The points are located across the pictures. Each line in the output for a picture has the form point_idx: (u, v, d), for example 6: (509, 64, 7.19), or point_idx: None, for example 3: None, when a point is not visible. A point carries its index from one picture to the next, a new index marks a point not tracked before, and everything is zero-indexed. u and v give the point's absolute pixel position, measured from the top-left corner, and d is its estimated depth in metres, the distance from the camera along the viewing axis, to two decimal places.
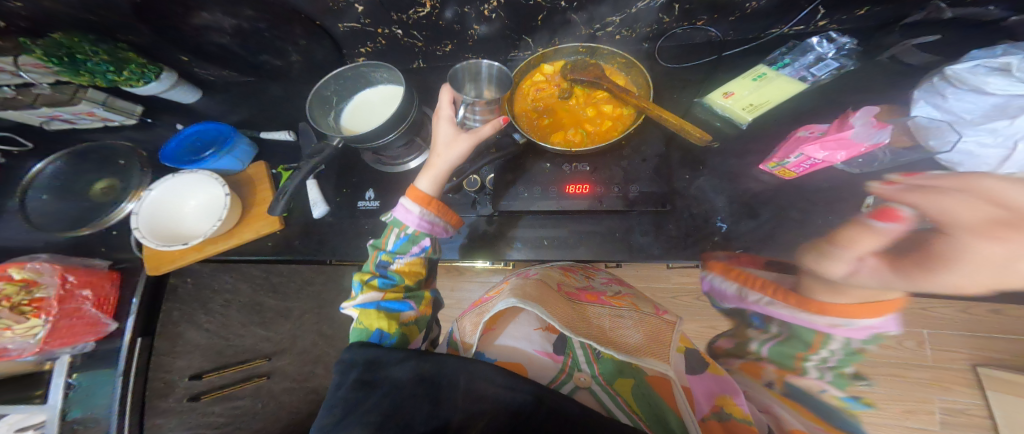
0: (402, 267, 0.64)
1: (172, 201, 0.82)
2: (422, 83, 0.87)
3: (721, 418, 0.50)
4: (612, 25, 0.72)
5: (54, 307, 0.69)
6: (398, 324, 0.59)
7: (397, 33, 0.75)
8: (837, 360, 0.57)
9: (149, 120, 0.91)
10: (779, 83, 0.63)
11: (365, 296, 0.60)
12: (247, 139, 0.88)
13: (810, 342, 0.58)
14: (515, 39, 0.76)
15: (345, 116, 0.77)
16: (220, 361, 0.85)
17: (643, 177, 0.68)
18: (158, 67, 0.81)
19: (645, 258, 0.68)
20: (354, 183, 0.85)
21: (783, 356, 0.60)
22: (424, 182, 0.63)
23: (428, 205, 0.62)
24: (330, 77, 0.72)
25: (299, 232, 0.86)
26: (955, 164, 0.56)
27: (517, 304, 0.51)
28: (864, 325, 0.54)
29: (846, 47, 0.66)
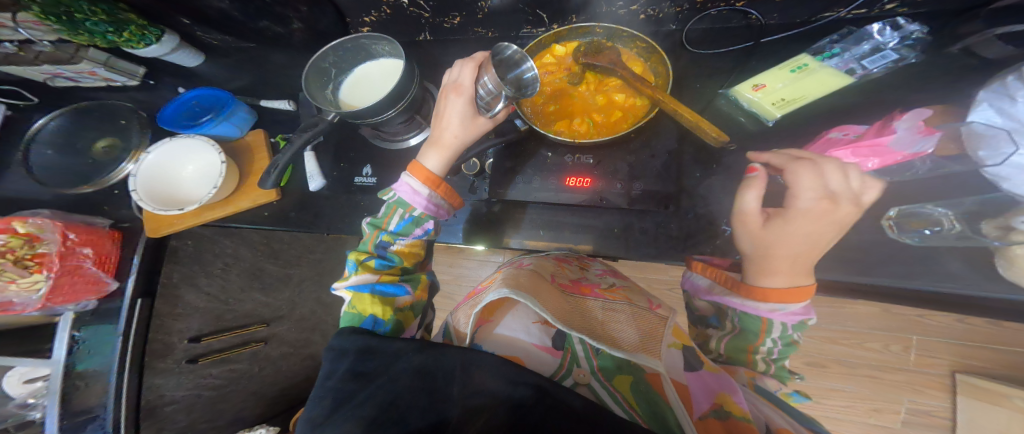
0: (403, 248, 0.63)
1: (170, 165, 0.79)
2: (427, 57, 0.83)
3: (721, 418, 0.47)
4: (637, 4, 0.67)
5: (56, 264, 0.67)
6: (393, 310, 0.59)
7: (402, 3, 0.71)
8: (776, 349, 0.56)
9: (151, 82, 0.87)
10: (820, 75, 0.54)
11: (358, 277, 0.59)
12: (246, 106, 0.85)
13: (757, 333, 0.55)
14: (529, 14, 0.71)
15: (344, 89, 0.74)
16: (219, 324, 0.85)
17: (649, 175, 0.65)
18: (159, 29, 0.76)
19: (645, 255, 0.67)
20: (352, 158, 0.83)
21: (737, 350, 0.59)
22: (434, 161, 0.60)
23: (437, 188, 0.58)
24: (328, 48, 0.68)
25: (295, 205, 0.84)
26: (1001, 178, 0.51)
27: (508, 295, 0.50)
28: (790, 310, 0.52)
29: (914, 36, 0.56)
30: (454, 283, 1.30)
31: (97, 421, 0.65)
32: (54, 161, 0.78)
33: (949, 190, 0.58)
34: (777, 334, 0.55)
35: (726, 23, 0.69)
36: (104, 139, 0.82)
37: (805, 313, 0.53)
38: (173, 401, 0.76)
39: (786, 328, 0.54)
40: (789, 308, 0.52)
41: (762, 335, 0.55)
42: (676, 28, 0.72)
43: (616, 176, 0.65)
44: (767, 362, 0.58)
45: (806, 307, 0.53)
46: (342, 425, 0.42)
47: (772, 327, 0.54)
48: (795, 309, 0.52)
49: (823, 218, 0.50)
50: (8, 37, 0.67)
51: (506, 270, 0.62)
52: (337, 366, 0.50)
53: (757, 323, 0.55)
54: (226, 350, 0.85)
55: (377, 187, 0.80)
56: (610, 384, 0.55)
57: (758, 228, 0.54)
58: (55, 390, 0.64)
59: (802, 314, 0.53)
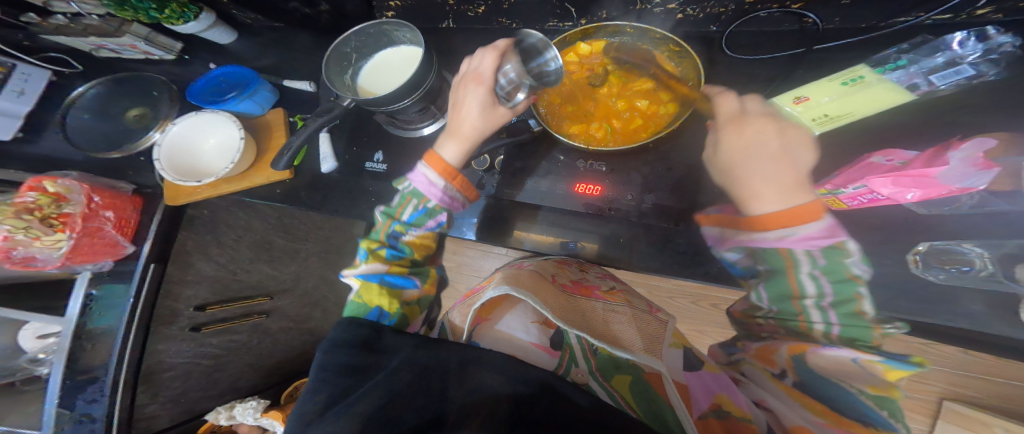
0: (414, 240, 0.61)
1: (192, 137, 0.80)
2: (446, 45, 0.81)
3: (721, 418, 0.44)
4: (674, 3, 0.64)
5: (77, 225, 0.66)
6: (399, 303, 0.58)
7: None
8: (824, 291, 0.46)
9: (186, 57, 0.88)
10: (875, 90, 0.49)
11: (368, 267, 0.58)
12: (269, 85, 0.85)
13: (785, 268, 0.47)
14: (557, 7, 0.69)
15: (363, 75, 0.73)
16: (226, 294, 0.85)
17: (662, 188, 0.63)
18: (197, 7, 0.78)
19: (652, 271, 0.64)
20: (365, 143, 0.82)
21: (778, 297, 0.49)
22: (450, 153, 0.57)
23: (453, 180, 0.56)
24: (351, 33, 0.67)
25: (307, 184, 0.83)
26: None
27: (509, 291, 0.50)
28: (805, 235, 0.43)
29: (1001, 49, 0.52)
30: (454, 271, 1.28)
31: (97, 382, 0.67)
32: (89, 124, 0.79)
33: (990, 227, 0.53)
34: (818, 269, 0.45)
35: (777, 25, 0.65)
36: (137, 108, 0.83)
37: (834, 239, 0.43)
38: (171, 367, 0.77)
39: (817, 260, 0.44)
40: (799, 232, 0.43)
41: (796, 273, 0.46)
42: (717, 29, 0.69)
43: (630, 186, 0.64)
44: (827, 313, 0.46)
45: (832, 229, 0.43)
46: (336, 419, 0.40)
47: (801, 257, 0.45)
48: (813, 232, 0.43)
49: (756, 132, 0.48)
50: (65, 9, 0.74)
51: (503, 271, 0.61)
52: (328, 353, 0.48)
53: (781, 256, 0.46)
54: (228, 320, 0.86)
55: (387, 174, 0.79)
56: (609, 384, 0.51)
57: (717, 161, 0.52)
58: (62, 348, 0.64)
59: (829, 239, 0.43)
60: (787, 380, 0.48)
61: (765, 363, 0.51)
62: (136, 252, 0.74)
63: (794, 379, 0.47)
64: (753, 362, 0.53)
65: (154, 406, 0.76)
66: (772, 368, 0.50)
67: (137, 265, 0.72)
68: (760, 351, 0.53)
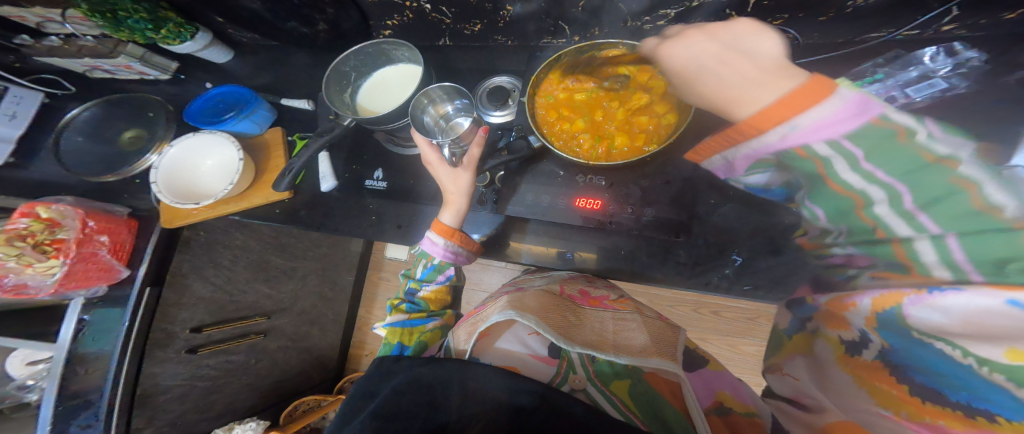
0: (429, 295, 0.70)
1: (190, 159, 0.80)
2: (445, 63, 0.83)
3: (723, 414, 0.48)
4: (665, 20, 0.66)
5: (72, 251, 0.65)
6: (419, 335, 0.65)
7: (425, 8, 0.71)
8: (897, 193, 0.32)
9: (182, 76, 0.88)
10: None
11: (393, 317, 0.67)
12: (267, 104, 0.86)
13: (854, 204, 0.35)
14: (551, 24, 0.71)
15: (362, 94, 0.75)
16: (221, 315, 0.86)
17: (662, 202, 0.63)
18: (195, 27, 0.78)
19: (648, 283, 0.64)
20: (364, 161, 0.83)
21: (842, 214, 0.38)
22: (447, 215, 0.65)
23: (451, 238, 0.63)
24: (350, 52, 0.69)
25: (306, 203, 0.84)
26: None
27: (514, 316, 0.53)
28: (811, 124, 0.32)
29: (971, 63, 0.56)
30: None
31: (90, 407, 0.65)
32: (84, 147, 0.80)
33: None
34: (861, 161, 0.32)
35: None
36: (131, 129, 0.84)
37: (861, 117, 0.30)
38: (168, 389, 0.76)
39: (851, 151, 0.31)
40: (798, 125, 0.32)
41: (832, 179, 0.35)
42: None
43: (628, 201, 0.64)
44: (917, 221, 0.32)
45: (861, 103, 0.30)
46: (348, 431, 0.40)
47: (829, 155, 0.33)
48: (812, 120, 0.31)
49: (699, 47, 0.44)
50: (59, 30, 0.73)
51: (508, 295, 0.63)
52: (360, 382, 0.51)
53: (842, 193, 0.35)
54: (223, 341, 0.87)
55: (387, 191, 0.80)
56: (608, 388, 0.51)
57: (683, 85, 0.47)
58: (55, 373, 0.62)
59: (845, 118, 0.31)
60: (868, 353, 0.38)
61: (838, 326, 0.42)
62: (131, 276, 0.73)
63: (878, 347, 0.37)
64: (823, 331, 0.44)
65: (150, 430, 0.74)
66: (847, 333, 0.41)
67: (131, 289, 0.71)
68: (837, 302, 0.43)
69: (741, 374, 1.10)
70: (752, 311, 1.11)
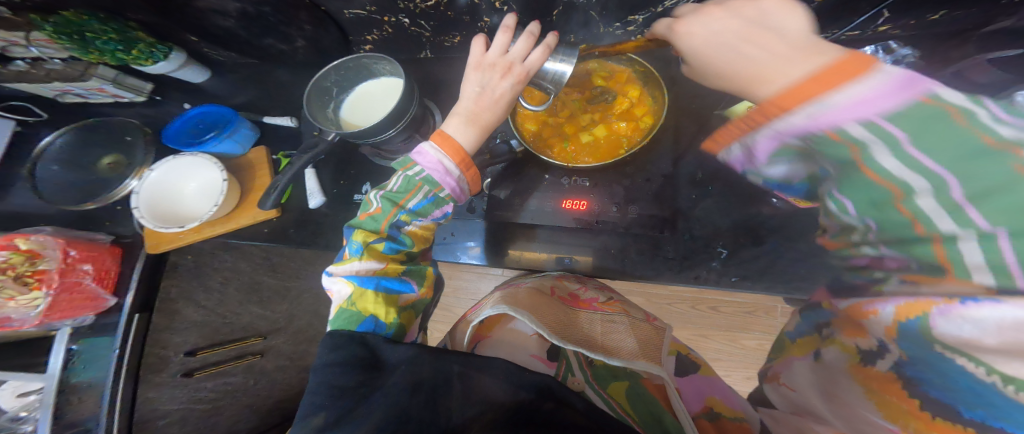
0: (417, 230, 0.54)
1: (173, 182, 0.79)
2: (427, 75, 0.83)
3: (712, 419, 0.47)
4: (634, 24, 0.68)
5: (54, 280, 0.64)
6: (395, 308, 0.49)
7: (403, 22, 0.71)
8: (943, 182, 0.24)
9: (158, 98, 0.86)
10: None
11: (363, 265, 0.49)
12: (249, 123, 0.85)
13: (854, 161, 0.28)
14: None
15: (345, 108, 0.75)
16: (215, 338, 0.84)
17: (644, 198, 0.67)
18: (167, 47, 0.76)
19: (638, 279, 0.65)
20: (352, 175, 0.83)
21: (873, 203, 0.29)
22: (466, 137, 0.49)
23: (467, 170, 0.49)
24: (330, 67, 0.69)
25: (294, 220, 0.83)
26: None
27: (506, 310, 0.51)
28: (849, 100, 0.25)
29: (906, 60, 0.62)
30: (452, 296, 1.26)
31: None
32: (61, 176, 0.78)
33: None
34: (909, 146, 0.24)
35: None
36: (111, 155, 0.82)
37: (910, 94, 0.24)
38: (165, 414, 0.76)
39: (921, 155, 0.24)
40: (837, 103, 0.26)
41: (881, 172, 0.27)
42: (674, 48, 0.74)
43: (612, 199, 0.67)
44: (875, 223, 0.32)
45: (907, 80, 0.24)
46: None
47: (865, 137, 0.26)
48: (861, 91, 0.25)
49: (709, 29, 0.39)
50: (22, 55, 0.67)
51: (502, 291, 0.62)
52: (320, 353, 0.44)
53: (839, 147, 0.27)
54: (221, 363, 0.83)
55: None
56: (606, 392, 0.51)
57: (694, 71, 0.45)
58: (46, 403, 0.59)
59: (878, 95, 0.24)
60: (883, 363, 0.33)
61: (858, 334, 0.37)
62: (117, 304, 0.73)
63: (894, 357, 0.31)
64: (838, 337, 0.39)
65: None
66: (867, 341, 0.35)
67: (120, 314, 0.73)
68: (856, 307, 0.37)
69: (741, 366, 1.12)
70: (748, 304, 1.13)
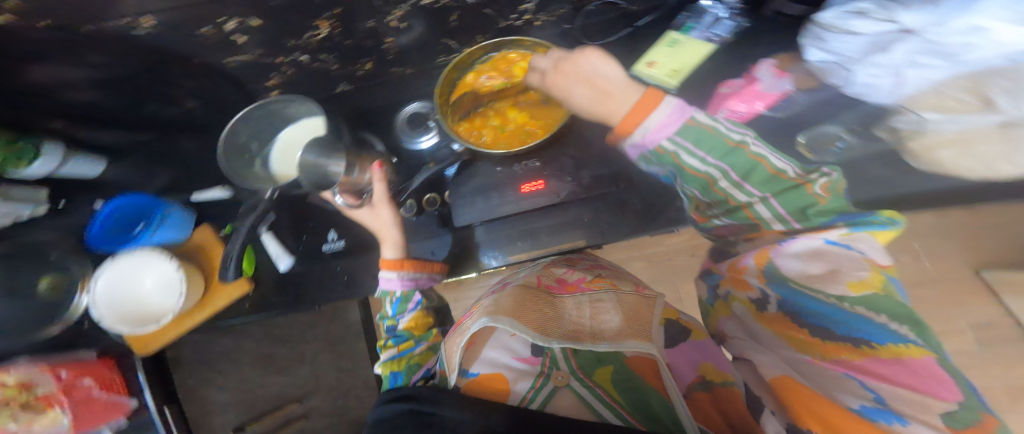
0: (408, 324, 0.69)
1: (126, 284, 0.71)
2: (354, 109, 0.80)
3: (706, 389, 0.46)
4: (529, 13, 0.68)
5: (65, 399, 0.65)
6: (408, 360, 0.63)
7: (302, 59, 0.64)
8: (736, 181, 0.41)
9: (62, 203, 0.72)
10: (690, 46, 0.66)
11: (384, 355, 0.67)
12: (179, 206, 0.78)
13: (701, 179, 0.42)
14: (437, 44, 0.71)
15: (273, 160, 0.72)
16: (254, 412, 0.84)
17: (594, 161, 0.68)
18: (36, 138, 0.62)
19: (617, 237, 0.68)
20: (312, 228, 0.80)
21: (727, 211, 0.45)
22: (388, 251, 0.65)
23: (403, 267, 0.64)
24: (238, 121, 0.64)
25: (273, 288, 0.81)
26: None
27: (489, 322, 0.50)
28: (654, 127, 0.40)
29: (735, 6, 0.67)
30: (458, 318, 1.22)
31: None
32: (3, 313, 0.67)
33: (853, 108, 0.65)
34: (704, 157, 0.40)
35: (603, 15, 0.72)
36: (47, 277, 0.71)
37: (681, 117, 0.39)
38: None
39: (692, 149, 0.40)
40: (655, 131, 0.40)
41: (700, 177, 0.42)
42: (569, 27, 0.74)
43: (564, 170, 0.68)
44: (749, 191, 0.42)
45: (677, 108, 0.40)
46: None
47: (676, 149, 0.40)
48: (659, 120, 0.39)
49: (566, 75, 0.50)
50: None
51: (491, 294, 0.61)
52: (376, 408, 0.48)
53: (674, 162, 0.41)
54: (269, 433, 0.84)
55: (348, 249, 0.79)
56: (591, 379, 0.48)
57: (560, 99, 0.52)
58: None
59: (679, 119, 0.39)
60: (771, 307, 0.43)
61: (740, 288, 0.48)
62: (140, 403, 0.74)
63: (776, 300, 0.43)
64: (735, 293, 0.49)
65: None
66: (753, 292, 0.46)
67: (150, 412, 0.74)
68: (735, 268, 0.49)
69: None
70: None
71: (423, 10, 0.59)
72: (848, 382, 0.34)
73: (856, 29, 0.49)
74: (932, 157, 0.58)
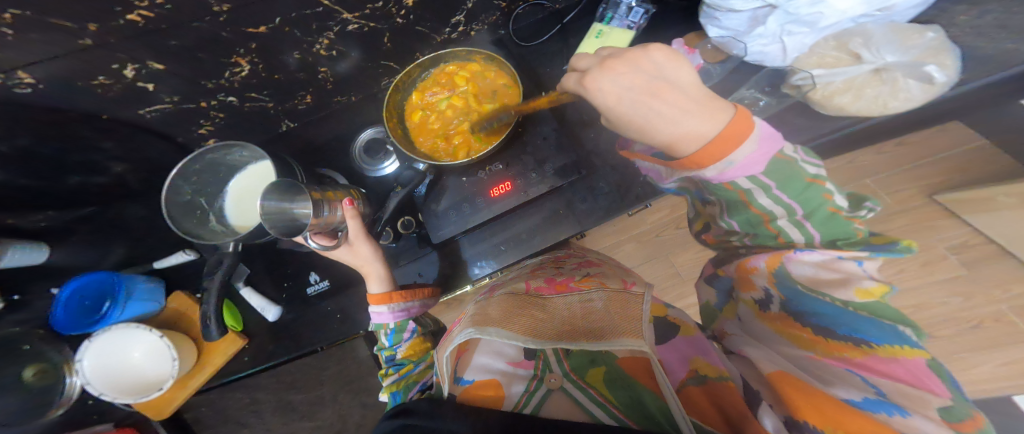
0: (407, 350, 0.61)
1: (116, 358, 0.68)
2: (306, 145, 0.78)
3: (700, 384, 0.41)
4: (461, 24, 0.68)
5: None
6: (408, 379, 0.56)
7: (231, 101, 0.63)
8: (793, 208, 0.41)
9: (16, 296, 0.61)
10: (616, 35, 0.67)
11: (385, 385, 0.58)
12: (143, 276, 0.74)
13: (739, 200, 0.42)
14: (376, 68, 0.70)
15: (229, 212, 0.70)
16: None
17: (551, 152, 0.67)
18: None
19: (593, 221, 0.68)
20: (291, 273, 0.78)
21: (750, 224, 0.44)
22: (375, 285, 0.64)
23: (391, 299, 0.62)
24: (177, 177, 0.62)
25: (268, 338, 0.79)
26: (760, 61, 0.62)
27: (475, 333, 0.44)
28: (740, 161, 0.38)
29: None
30: None
31: None
32: None
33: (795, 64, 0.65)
34: (777, 192, 0.40)
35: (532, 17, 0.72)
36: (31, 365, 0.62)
37: (771, 151, 0.38)
38: None
39: (766, 182, 0.39)
40: (735, 162, 0.38)
41: (756, 206, 0.42)
42: (503, 32, 0.75)
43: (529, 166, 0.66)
44: (804, 228, 0.41)
45: (765, 142, 0.38)
46: None
47: (749, 187, 0.40)
48: (747, 153, 0.38)
49: (623, 76, 0.42)
50: None
51: (473, 306, 0.57)
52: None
53: (733, 192, 0.41)
54: None
55: (332, 287, 0.77)
56: (584, 380, 0.47)
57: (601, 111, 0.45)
58: None
59: (768, 152, 0.38)
60: (773, 307, 0.44)
61: (746, 288, 0.48)
62: None
63: (779, 301, 0.43)
64: (740, 294, 0.50)
65: None
66: (755, 292, 0.47)
67: None
68: (742, 267, 0.49)
69: None
70: None
71: (350, 36, 0.59)
72: (850, 378, 0.35)
73: (735, 9, 0.56)
74: (834, 105, 0.59)
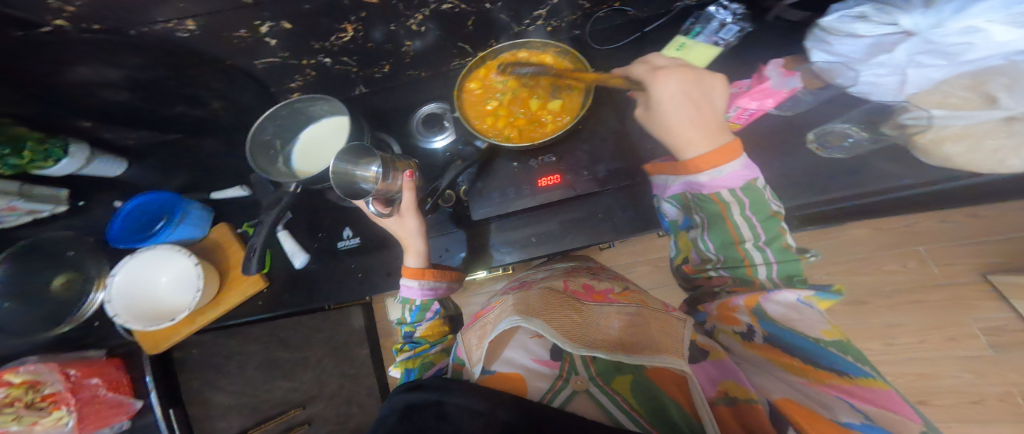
0: (425, 331, 0.64)
1: (144, 281, 0.71)
2: (369, 110, 0.80)
3: (731, 404, 0.39)
4: (540, 18, 0.69)
5: (71, 398, 0.70)
6: (422, 358, 0.59)
7: (325, 62, 0.65)
8: (756, 231, 0.49)
9: (82, 202, 0.71)
10: (698, 49, 0.67)
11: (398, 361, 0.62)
12: (198, 202, 0.78)
13: (721, 214, 0.49)
14: (452, 48, 0.72)
15: (295, 157, 0.73)
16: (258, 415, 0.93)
17: (607, 155, 0.67)
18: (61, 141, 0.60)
19: (627, 233, 0.69)
20: (327, 226, 0.82)
21: (723, 245, 0.51)
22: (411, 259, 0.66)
23: (424, 276, 0.64)
24: (263, 118, 0.66)
25: (286, 286, 0.82)
26: (868, 94, 0.57)
27: (520, 322, 0.46)
28: (728, 175, 0.47)
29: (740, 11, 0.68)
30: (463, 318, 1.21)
31: None
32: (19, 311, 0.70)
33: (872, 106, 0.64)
34: (749, 212, 0.48)
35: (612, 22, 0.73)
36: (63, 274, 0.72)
37: (747, 175, 0.47)
38: None
39: (743, 200, 0.47)
40: (726, 172, 0.47)
41: (732, 223, 0.49)
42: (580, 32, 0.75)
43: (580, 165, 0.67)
44: (765, 251, 0.49)
45: (747, 165, 0.47)
46: None
47: (728, 201, 0.47)
48: (738, 170, 0.47)
49: (675, 82, 0.51)
50: None
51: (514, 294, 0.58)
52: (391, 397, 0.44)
53: (715, 203, 0.49)
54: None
55: (362, 246, 0.80)
56: (610, 387, 0.47)
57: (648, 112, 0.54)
58: None
59: (745, 176, 0.47)
60: (757, 337, 0.46)
61: (725, 322, 0.50)
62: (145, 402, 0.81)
63: (761, 334, 0.46)
64: (718, 326, 0.51)
65: None
66: (738, 326, 0.48)
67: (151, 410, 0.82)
68: (722, 305, 0.52)
69: None
70: None
71: (440, 15, 0.60)
72: (840, 402, 0.36)
73: (858, 31, 0.53)
74: (939, 154, 0.55)
